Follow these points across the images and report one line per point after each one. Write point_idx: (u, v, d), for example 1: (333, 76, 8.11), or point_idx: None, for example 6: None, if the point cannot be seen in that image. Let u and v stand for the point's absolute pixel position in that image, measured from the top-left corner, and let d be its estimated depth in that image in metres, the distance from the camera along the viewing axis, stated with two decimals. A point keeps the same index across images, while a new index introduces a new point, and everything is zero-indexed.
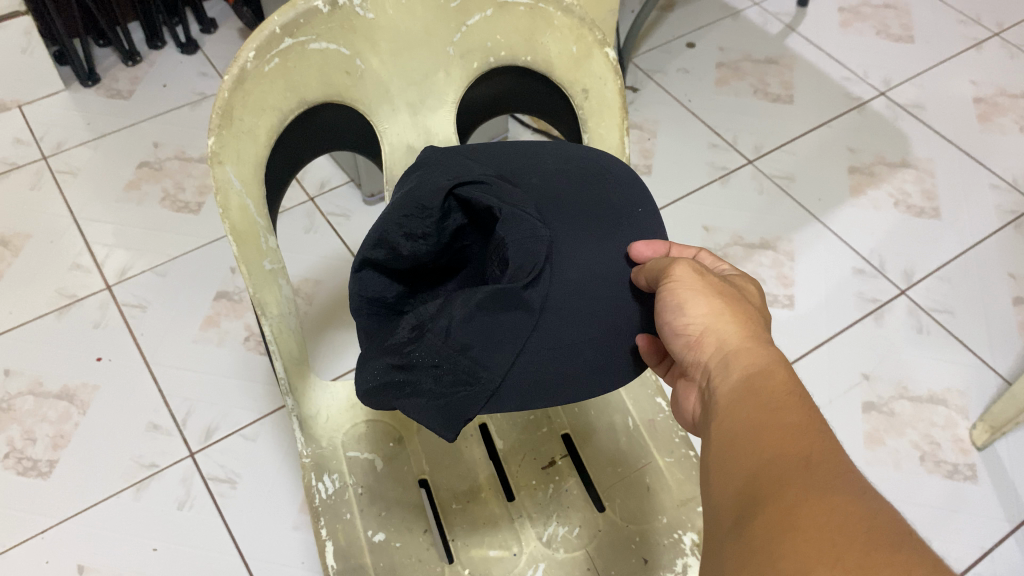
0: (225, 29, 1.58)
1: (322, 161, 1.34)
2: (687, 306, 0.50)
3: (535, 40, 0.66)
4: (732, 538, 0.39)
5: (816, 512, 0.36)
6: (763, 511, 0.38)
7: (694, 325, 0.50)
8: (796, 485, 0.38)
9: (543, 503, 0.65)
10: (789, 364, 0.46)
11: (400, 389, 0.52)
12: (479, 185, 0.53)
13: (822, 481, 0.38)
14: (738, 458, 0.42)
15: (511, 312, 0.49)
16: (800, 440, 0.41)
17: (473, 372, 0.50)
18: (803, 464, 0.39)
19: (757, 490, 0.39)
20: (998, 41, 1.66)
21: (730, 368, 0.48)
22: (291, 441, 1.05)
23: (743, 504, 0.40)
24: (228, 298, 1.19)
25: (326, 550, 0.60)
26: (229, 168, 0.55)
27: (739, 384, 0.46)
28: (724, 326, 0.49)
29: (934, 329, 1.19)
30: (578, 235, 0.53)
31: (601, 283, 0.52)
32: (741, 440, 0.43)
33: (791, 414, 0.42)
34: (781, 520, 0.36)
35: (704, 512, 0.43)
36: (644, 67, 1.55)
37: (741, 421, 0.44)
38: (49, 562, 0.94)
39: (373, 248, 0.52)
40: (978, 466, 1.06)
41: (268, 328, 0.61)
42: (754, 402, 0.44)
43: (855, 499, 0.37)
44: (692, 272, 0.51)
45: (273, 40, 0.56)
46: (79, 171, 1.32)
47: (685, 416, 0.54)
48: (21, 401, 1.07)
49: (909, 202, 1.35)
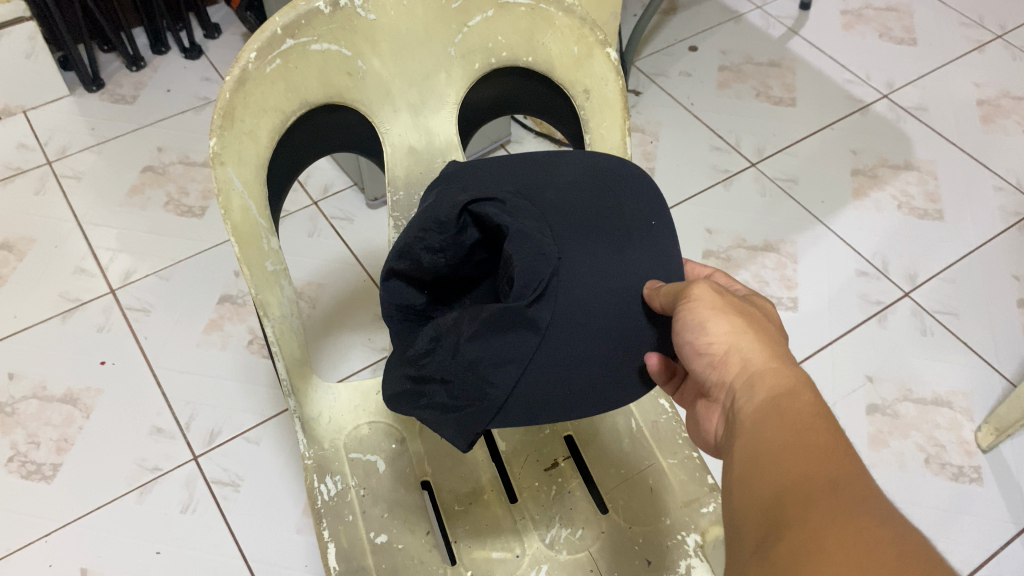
0: (229, 34, 1.59)
1: (324, 164, 1.34)
2: (709, 325, 0.49)
3: (536, 41, 0.66)
4: (758, 560, 0.40)
5: (840, 538, 0.37)
6: (787, 534, 0.39)
7: (717, 344, 0.50)
8: (819, 510, 0.39)
9: (546, 504, 0.65)
10: (813, 385, 0.47)
11: (418, 398, 0.56)
12: (492, 202, 0.53)
13: (847, 506, 0.38)
14: (761, 480, 0.43)
15: (513, 332, 0.50)
16: (824, 461, 0.41)
17: (479, 389, 0.51)
18: (824, 484, 0.40)
19: (782, 513, 0.40)
20: (1001, 43, 1.66)
21: (754, 388, 0.48)
22: (294, 445, 1.05)
23: (768, 526, 0.41)
24: (231, 301, 1.19)
25: (328, 552, 0.60)
26: (230, 169, 0.56)
27: (762, 407, 0.46)
28: (746, 345, 0.50)
29: (938, 331, 1.19)
30: (590, 249, 0.51)
31: (610, 301, 0.51)
32: (764, 461, 0.43)
33: (813, 433, 0.43)
34: (805, 545, 0.37)
35: (730, 532, 0.44)
36: (646, 70, 1.55)
37: (763, 442, 0.44)
38: (53, 565, 0.94)
39: (398, 259, 0.55)
40: (983, 469, 1.05)
41: (270, 330, 0.61)
42: (778, 422, 0.45)
43: (881, 526, 0.37)
44: (712, 291, 0.50)
45: (274, 41, 0.56)
46: (83, 176, 1.33)
47: (706, 434, 0.55)
48: (25, 405, 1.07)
49: (912, 204, 1.35)
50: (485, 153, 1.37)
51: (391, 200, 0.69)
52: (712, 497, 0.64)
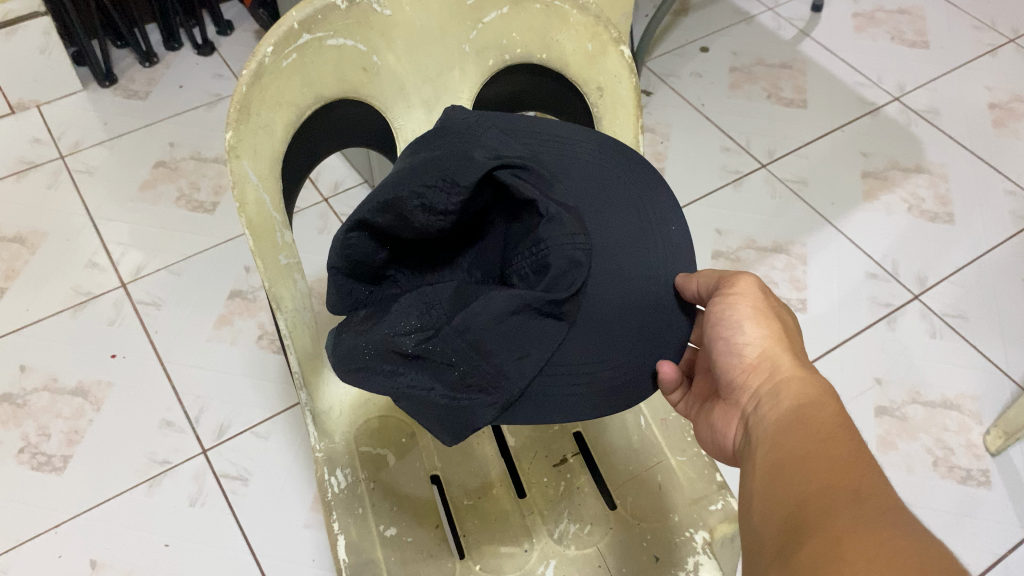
0: (241, 31, 1.59)
1: (335, 161, 1.35)
2: (744, 327, 0.55)
3: (550, 38, 0.66)
4: (778, 565, 0.40)
5: (862, 541, 0.37)
6: (807, 539, 0.40)
7: (750, 347, 0.55)
8: (841, 516, 0.39)
9: (555, 499, 0.65)
10: (837, 396, 0.50)
11: (391, 374, 0.50)
12: (518, 172, 0.49)
13: (870, 512, 0.39)
14: (786, 488, 0.44)
15: (541, 323, 0.47)
16: (850, 471, 0.42)
17: (491, 380, 0.48)
18: (848, 495, 0.41)
19: (804, 521, 0.41)
20: (1013, 46, 1.66)
21: (779, 391, 0.51)
22: (303, 440, 1.06)
23: (790, 533, 0.41)
24: (241, 297, 1.19)
25: (338, 544, 0.61)
26: (245, 163, 0.56)
27: (792, 408, 0.49)
28: (779, 352, 0.54)
29: (947, 333, 1.18)
30: (619, 242, 0.50)
31: (636, 302, 0.50)
32: (789, 470, 0.45)
33: (838, 444, 0.45)
34: (827, 546, 0.38)
35: (749, 539, 0.45)
36: (657, 71, 1.55)
37: (789, 451, 0.46)
38: (62, 556, 0.95)
39: (377, 211, 0.49)
40: (992, 472, 1.05)
41: (282, 323, 0.61)
42: (802, 431, 0.47)
43: (907, 535, 0.37)
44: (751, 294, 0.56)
45: (291, 36, 0.56)
46: (95, 171, 1.33)
47: (723, 442, 0.58)
48: (36, 397, 1.08)
49: (922, 206, 1.35)
50: None
51: None
52: (720, 495, 0.64)
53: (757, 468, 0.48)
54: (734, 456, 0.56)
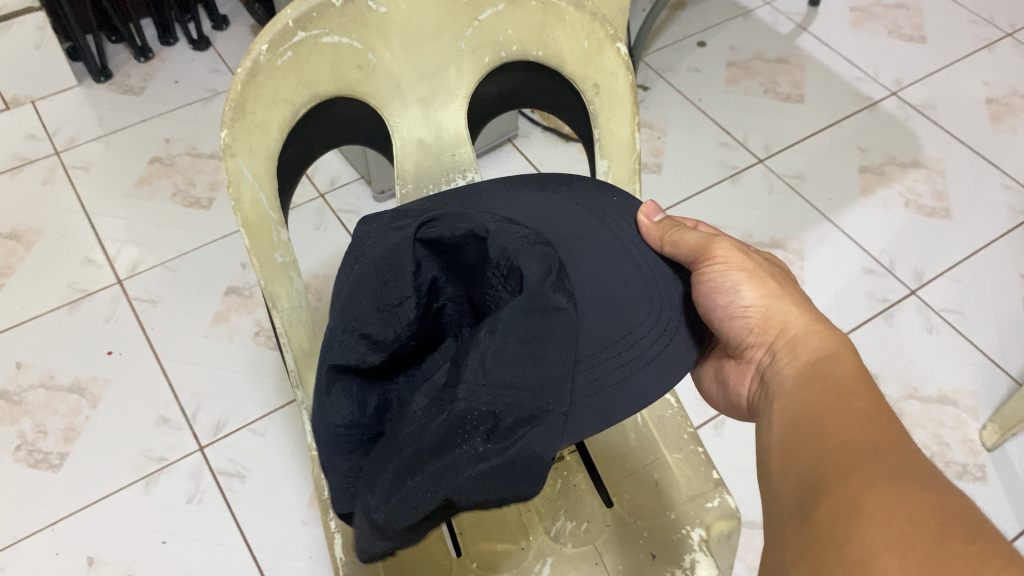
0: (237, 26, 1.59)
1: (331, 157, 1.34)
2: (743, 288, 0.55)
3: (546, 36, 0.66)
4: (797, 521, 0.41)
5: (882, 494, 0.38)
6: (827, 491, 0.40)
7: (754, 308, 0.56)
8: (861, 470, 0.40)
9: (552, 497, 0.65)
10: (854, 348, 0.51)
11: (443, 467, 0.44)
12: (448, 219, 0.50)
13: (887, 464, 0.40)
14: (806, 445, 0.45)
15: (547, 318, 0.45)
16: (867, 423, 0.43)
17: (535, 408, 0.44)
18: (868, 449, 0.41)
19: (822, 476, 0.42)
20: (1010, 41, 1.66)
21: (795, 349, 0.53)
22: (300, 437, 1.06)
23: (808, 489, 0.42)
24: (237, 293, 1.19)
25: (335, 542, 0.61)
26: (241, 161, 0.56)
27: (810, 367, 0.51)
28: (784, 311, 0.56)
29: (944, 329, 1.19)
30: (576, 255, 0.51)
31: (614, 293, 0.50)
32: (810, 427, 0.46)
33: (858, 398, 0.45)
34: (847, 500, 0.39)
35: (767, 496, 0.46)
36: (655, 66, 1.55)
37: (809, 409, 0.47)
38: (59, 554, 0.95)
39: (343, 332, 0.48)
40: (987, 467, 1.06)
41: (278, 322, 0.61)
42: (820, 388, 0.48)
43: (926, 488, 0.38)
44: (737, 253, 0.56)
45: (286, 34, 0.56)
46: (91, 167, 1.33)
47: (737, 398, 0.60)
48: (33, 394, 1.07)
49: (920, 201, 1.35)
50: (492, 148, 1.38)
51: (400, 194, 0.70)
52: (717, 492, 0.64)
53: (776, 422, 0.50)
54: (750, 411, 0.59)
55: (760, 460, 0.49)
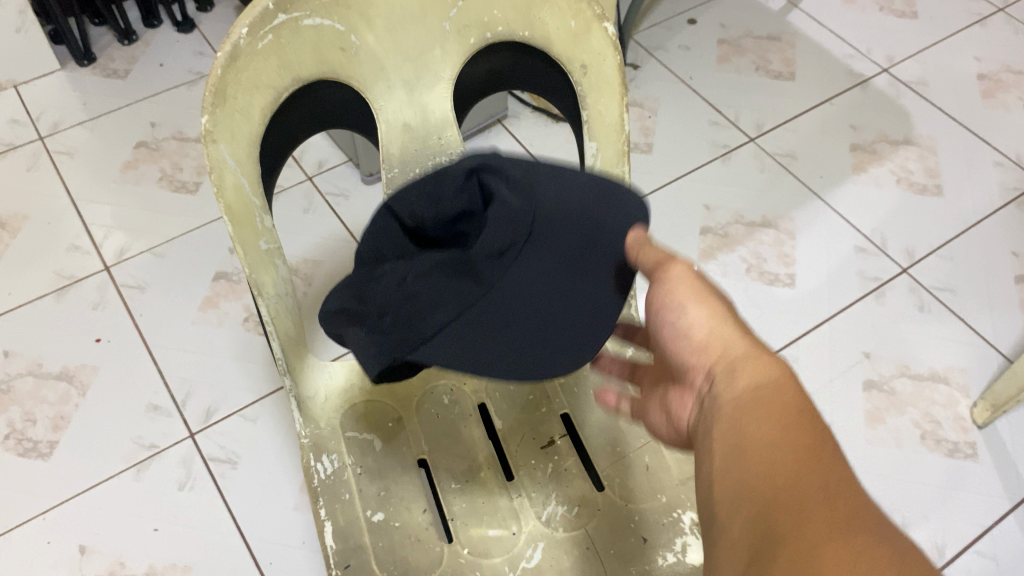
0: (222, 7, 1.57)
1: (319, 139, 1.33)
2: (688, 307, 0.52)
3: (533, 15, 0.64)
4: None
5: (840, 547, 0.37)
6: (781, 548, 0.38)
7: (696, 329, 0.52)
8: (817, 522, 0.38)
9: (543, 481, 0.65)
10: (794, 375, 0.47)
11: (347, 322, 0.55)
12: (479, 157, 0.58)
13: (842, 522, 0.38)
14: (751, 487, 0.42)
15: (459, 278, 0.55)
16: (814, 466, 0.41)
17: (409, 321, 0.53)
18: (820, 495, 0.40)
19: (776, 523, 0.40)
20: (1002, 16, 1.64)
21: (733, 378, 0.48)
22: (290, 423, 1.05)
23: (762, 536, 0.40)
24: (226, 279, 1.18)
25: (325, 530, 0.61)
26: (222, 147, 0.55)
27: (744, 401, 0.46)
28: (725, 331, 0.51)
29: (935, 307, 1.18)
30: (561, 225, 0.57)
31: (564, 266, 0.57)
32: (753, 468, 0.43)
33: (800, 434, 0.43)
34: (805, 551, 0.37)
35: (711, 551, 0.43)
36: (645, 44, 1.53)
37: (750, 441, 0.44)
38: (50, 542, 0.95)
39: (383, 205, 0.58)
40: (979, 445, 1.06)
41: (264, 309, 0.60)
42: (757, 418, 0.45)
43: (877, 538, 0.37)
44: (687, 272, 0.53)
45: (266, 17, 0.55)
46: (76, 152, 1.31)
47: (673, 431, 0.57)
48: (21, 382, 1.07)
49: (911, 179, 1.34)
50: (482, 129, 1.36)
51: (386, 178, 0.68)
52: None
53: (717, 453, 0.46)
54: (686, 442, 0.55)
55: (709, 513, 0.45)
